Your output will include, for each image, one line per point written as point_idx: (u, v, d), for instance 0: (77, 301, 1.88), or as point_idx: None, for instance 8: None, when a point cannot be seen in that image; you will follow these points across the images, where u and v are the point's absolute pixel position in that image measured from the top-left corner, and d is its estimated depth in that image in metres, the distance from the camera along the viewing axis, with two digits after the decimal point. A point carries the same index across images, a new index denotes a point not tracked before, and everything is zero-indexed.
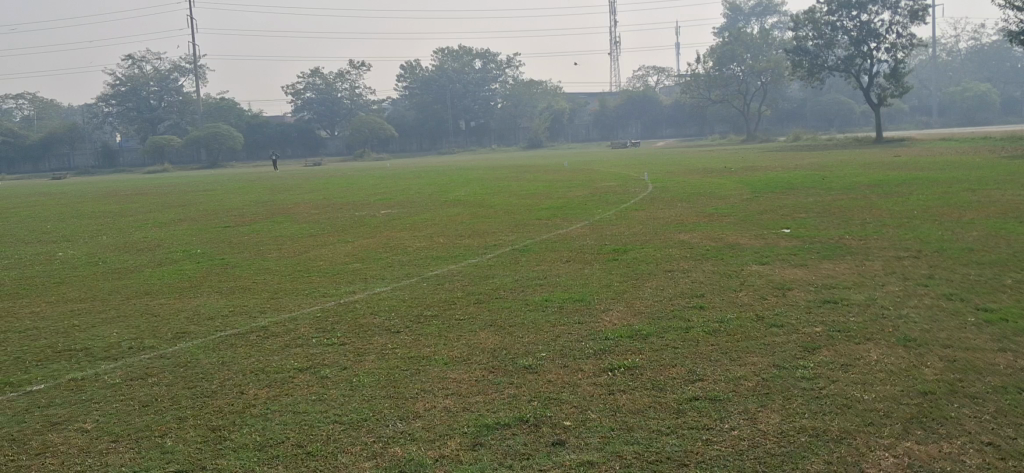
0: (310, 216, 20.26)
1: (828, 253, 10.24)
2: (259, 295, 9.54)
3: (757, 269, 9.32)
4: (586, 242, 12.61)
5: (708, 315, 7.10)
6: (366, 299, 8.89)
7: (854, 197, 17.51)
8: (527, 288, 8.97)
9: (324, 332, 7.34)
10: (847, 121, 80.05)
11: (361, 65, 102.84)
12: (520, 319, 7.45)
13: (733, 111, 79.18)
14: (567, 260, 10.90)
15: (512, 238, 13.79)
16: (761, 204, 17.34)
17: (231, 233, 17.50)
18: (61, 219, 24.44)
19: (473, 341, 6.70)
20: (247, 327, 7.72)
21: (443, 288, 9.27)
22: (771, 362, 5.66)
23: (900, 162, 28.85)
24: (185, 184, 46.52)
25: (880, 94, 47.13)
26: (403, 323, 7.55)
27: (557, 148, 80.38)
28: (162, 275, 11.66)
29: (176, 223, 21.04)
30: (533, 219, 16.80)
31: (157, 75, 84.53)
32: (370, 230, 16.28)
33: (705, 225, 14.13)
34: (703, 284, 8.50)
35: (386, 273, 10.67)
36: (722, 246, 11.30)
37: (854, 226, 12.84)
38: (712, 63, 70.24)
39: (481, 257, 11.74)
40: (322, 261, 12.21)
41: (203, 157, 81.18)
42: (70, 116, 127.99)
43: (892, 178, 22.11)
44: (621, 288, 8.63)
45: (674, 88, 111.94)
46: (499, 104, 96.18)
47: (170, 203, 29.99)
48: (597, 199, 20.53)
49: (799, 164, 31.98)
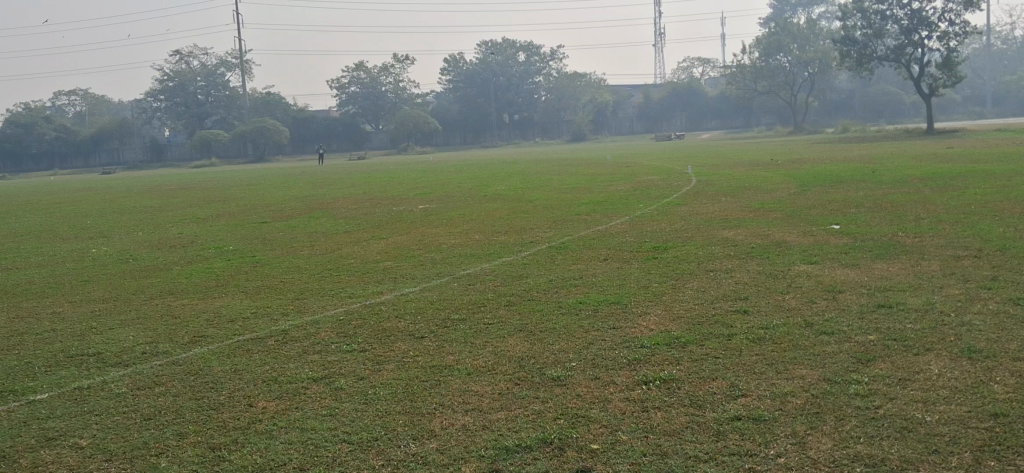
0: (348, 211, 20.01)
1: (881, 252, 9.68)
2: (285, 295, 9.23)
3: (805, 269, 8.80)
4: (625, 239, 12.14)
5: (752, 321, 6.62)
6: (393, 300, 8.52)
7: (906, 191, 16.84)
8: (560, 289, 8.55)
9: (345, 337, 6.98)
10: (897, 112, 78.40)
11: (405, 59, 102.95)
12: (553, 323, 7.03)
13: (780, 103, 77.82)
14: (605, 259, 10.44)
15: (550, 234, 13.38)
16: (809, 198, 16.73)
17: (266, 228, 17.30)
18: (103, 215, 24.51)
19: (501, 348, 6.29)
20: (267, 331, 7.39)
21: (474, 290, 8.87)
22: (822, 376, 5.18)
23: (954, 154, 27.93)
24: (229, 178, 46.74)
25: (932, 84, 45.87)
26: (429, 327, 7.18)
27: (601, 141, 79.69)
28: (190, 274, 11.40)
29: (214, 218, 20.91)
30: (572, 214, 16.35)
31: (203, 70, 85.28)
32: (405, 226, 15.96)
33: (750, 221, 13.60)
34: (748, 286, 8.01)
35: (416, 272, 10.31)
36: (767, 244, 10.78)
37: (908, 222, 12.23)
38: (758, 54, 69.05)
39: (516, 254, 11.32)
40: (353, 258, 11.89)
41: (248, 151, 81.79)
42: (121, 112, 129.90)
43: (946, 171, 21.30)
44: (661, 289, 8.16)
45: (720, 79, 110.42)
46: (542, 96, 95.57)
47: (212, 198, 29.98)
48: (639, 193, 20.04)
49: (849, 156, 31.12)
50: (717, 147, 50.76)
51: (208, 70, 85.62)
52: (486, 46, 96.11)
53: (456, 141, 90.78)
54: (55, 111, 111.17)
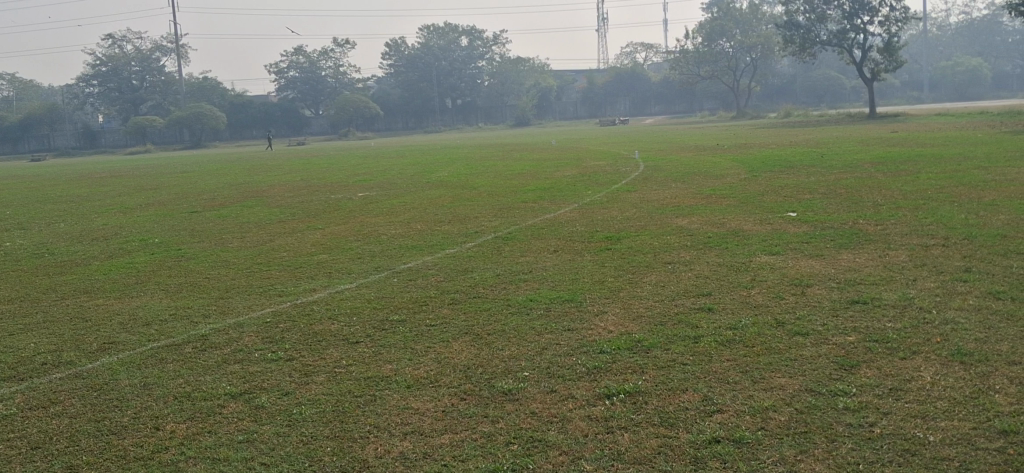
0: (284, 200, 19.16)
1: (843, 241, 9.24)
2: (209, 294, 8.48)
3: (767, 260, 8.31)
4: (575, 228, 11.57)
5: (718, 320, 6.10)
6: (325, 299, 7.81)
7: (857, 176, 16.55)
8: (508, 285, 7.94)
9: (271, 345, 6.28)
10: (837, 96, 79.35)
11: (345, 43, 101.42)
12: (502, 324, 6.40)
13: (722, 87, 78.07)
14: (554, 250, 9.84)
15: (496, 224, 12.77)
16: (760, 184, 16.37)
17: (196, 219, 16.38)
18: (25, 205, 23.33)
19: (444, 355, 5.66)
20: (183, 336, 6.66)
21: (415, 286, 8.20)
22: (804, 385, 4.62)
23: (898, 138, 27.96)
24: (163, 165, 45.35)
25: (873, 69, 46.13)
26: (367, 330, 6.52)
27: (545, 126, 79.34)
28: (109, 270, 10.52)
29: (143, 208, 19.84)
30: (518, 201, 15.76)
31: (137, 54, 82.98)
32: (343, 215, 15.22)
33: (703, 208, 13.16)
34: (710, 280, 7.48)
35: (354, 267, 9.60)
36: (724, 233, 10.29)
37: (866, 208, 11.86)
38: (701, 38, 69.06)
39: (460, 246, 10.67)
40: (286, 251, 11.13)
41: (185, 138, 79.83)
42: (50, 97, 125.87)
43: (894, 155, 21.16)
44: (616, 285, 7.59)
45: (664, 64, 110.65)
46: (486, 81, 94.88)
47: (143, 185, 28.77)
48: (587, 179, 19.55)
49: (795, 140, 31.03)
50: (661, 131, 50.69)
51: (142, 54, 83.31)
52: (429, 30, 95.24)
53: (399, 127, 89.66)
54: None
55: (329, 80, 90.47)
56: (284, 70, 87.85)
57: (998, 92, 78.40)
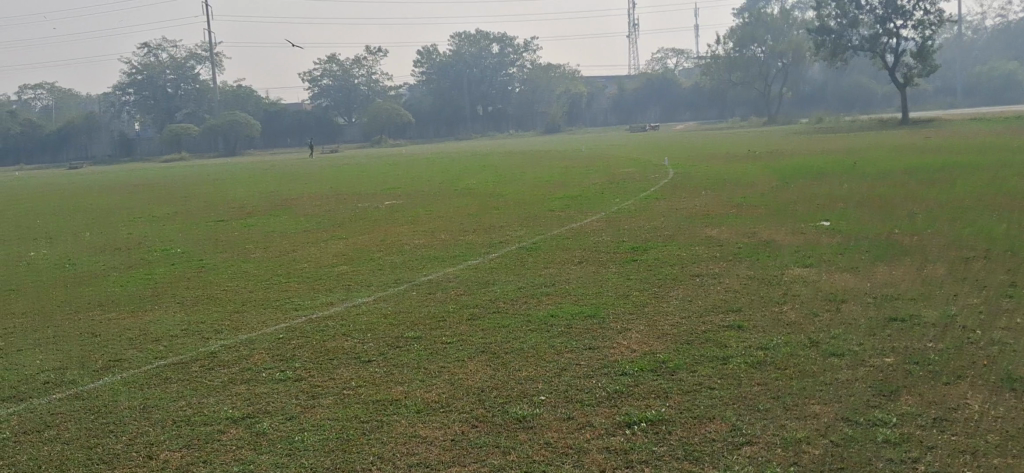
0: (311, 209, 19.02)
1: (879, 253, 8.86)
2: (224, 307, 8.28)
3: (800, 273, 7.96)
4: (602, 238, 11.26)
5: (749, 339, 5.78)
6: (341, 314, 7.57)
7: (893, 184, 16.10)
8: (530, 298, 7.66)
9: (280, 363, 6.05)
10: (871, 103, 78.42)
11: (377, 51, 101.82)
12: (520, 342, 6.12)
13: (754, 94, 77.32)
14: (579, 261, 9.53)
15: (521, 233, 12.48)
16: (793, 192, 15.96)
17: (221, 228, 16.27)
18: (56, 213, 23.43)
19: (458, 376, 5.39)
20: (192, 354, 6.45)
21: (434, 299, 7.94)
22: (840, 413, 4.30)
23: (935, 144, 27.35)
24: (196, 173, 45.58)
25: (907, 74, 45.34)
26: (381, 347, 6.27)
27: (576, 133, 79.01)
28: (127, 282, 10.37)
29: (170, 217, 19.81)
30: (545, 210, 15.47)
31: (172, 63, 83.79)
32: (368, 224, 15.01)
33: (733, 217, 12.81)
34: (740, 295, 7.15)
35: (373, 279, 9.35)
36: (755, 244, 9.93)
37: (902, 218, 11.45)
38: (732, 44, 68.40)
39: (482, 257, 10.40)
40: (306, 262, 10.92)
41: (218, 146, 80.46)
42: (88, 106, 127.46)
43: (931, 162, 20.63)
44: (641, 299, 7.28)
45: (695, 70, 109.98)
46: (516, 89, 94.82)
47: (174, 194, 28.90)
48: (615, 187, 19.23)
49: (827, 147, 30.51)
50: (693, 138, 50.25)
51: (177, 63, 84.04)
52: (460, 37, 95.46)
53: (430, 134, 89.71)
54: (21, 106, 108.94)
55: (362, 88, 90.84)
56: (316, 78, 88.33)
57: None
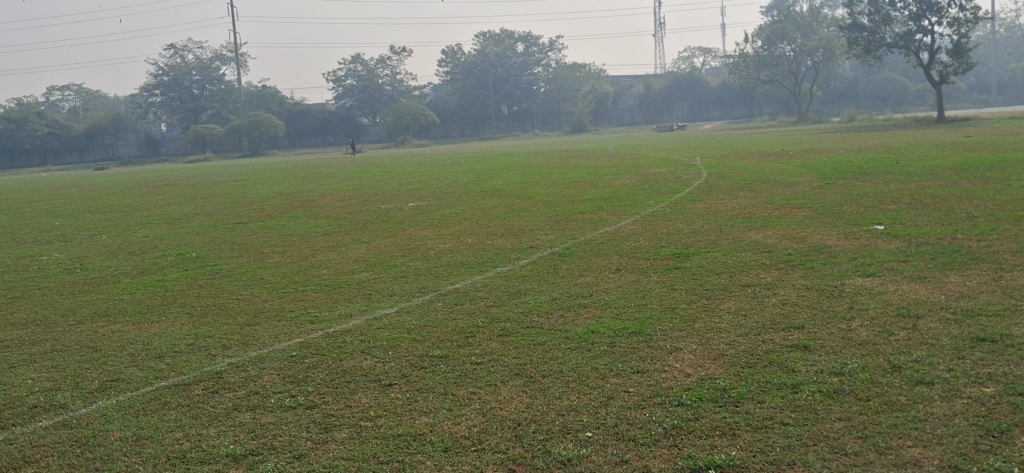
0: (333, 211, 18.47)
1: (947, 260, 8.14)
2: (235, 319, 7.69)
3: (862, 283, 7.28)
4: (638, 243, 10.61)
5: (821, 363, 5.11)
6: (360, 328, 6.94)
7: (942, 184, 15.31)
8: (566, 312, 7.02)
9: (292, 387, 5.42)
10: (902, 101, 77.26)
11: (401, 51, 101.64)
12: (558, 364, 5.47)
13: (783, 92, 76.27)
14: (616, 270, 8.86)
15: (551, 237, 11.84)
16: (835, 193, 15.20)
17: (239, 231, 15.75)
18: (76, 214, 23.08)
19: (490, 406, 4.75)
20: (195, 374, 5.86)
21: (462, 312, 7.30)
22: (945, 462, 3.65)
23: (974, 143, 26.47)
24: (219, 174, 45.35)
25: (942, 72, 44.15)
26: (404, 367, 5.65)
27: (602, 132, 78.17)
28: (137, 289, 9.82)
29: (188, 219, 19.31)
30: (575, 212, 14.82)
31: (198, 63, 83.93)
32: (391, 227, 14.44)
33: (776, 219, 12.12)
34: (801, 309, 6.46)
35: (395, 287, 8.73)
36: (806, 250, 9.24)
37: (961, 221, 10.71)
38: (760, 42, 67.21)
39: (512, 263, 9.74)
40: (326, 269, 10.32)
41: (243, 146, 80.46)
42: (114, 107, 127.82)
43: (977, 160, 19.79)
44: (691, 314, 6.60)
45: (721, 69, 108.89)
46: (542, 88, 94.27)
47: (194, 195, 28.44)
48: (647, 188, 18.59)
49: (863, 145, 29.66)
50: (723, 137, 49.41)
51: (203, 64, 84.16)
52: (485, 37, 95.22)
53: (455, 134, 89.16)
54: (49, 106, 109.61)
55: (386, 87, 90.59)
56: (341, 78, 88.19)
57: None
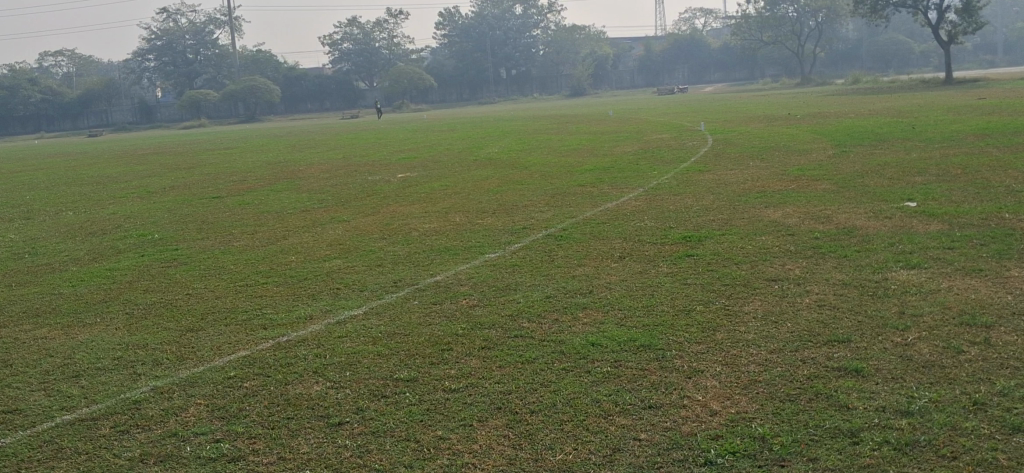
0: (317, 182, 17.45)
1: (1000, 246, 7.08)
2: (178, 323, 6.62)
3: (909, 278, 6.22)
4: (643, 223, 9.50)
5: (880, 397, 4.07)
6: (319, 336, 5.91)
7: (966, 152, 14.22)
8: (562, 316, 5.94)
9: (222, 424, 4.40)
10: (906, 61, 76.20)
11: (398, 13, 99.84)
12: (551, 394, 4.44)
13: (786, 53, 74.92)
14: (619, 257, 7.78)
15: (548, 215, 10.79)
16: (852, 162, 14.09)
17: (214, 206, 14.70)
18: (51, 186, 22.01)
19: (462, 461, 3.73)
20: (109, 404, 4.82)
21: (439, 314, 6.23)
22: None
23: (990, 105, 25.32)
24: (209, 140, 44.08)
25: (951, 32, 42.82)
26: (360, 397, 4.60)
27: (603, 96, 76.80)
28: (81, 280, 8.74)
29: (165, 192, 18.25)
30: (573, 185, 13.75)
31: (191, 28, 82.39)
32: (377, 202, 13.40)
33: (793, 193, 11.09)
34: (843, 315, 5.40)
35: (368, 280, 7.65)
36: (836, 233, 8.16)
37: (1002, 197, 9.63)
38: (763, 3, 65.38)
39: (502, 249, 8.64)
40: (295, 254, 9.25)
41: (238, 111, 79.17)
42: (108, 72, 125.84)
43: (999, 124, 18.69)
44: (710, 319, 5.54)
45: (724, 29, 107.31)
46: (540, 51, 92.76)
47: (180, 164, 27.35)
48: (651, 156, 17.54)
49: (874, 108, 28.56)
50: (726, 99, 48.16)
51: (197, 28, 82.71)
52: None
53: (452, 98, 87.50)
54: (41, 73, 107.98)
55: (383, 51, 88.99)
56: (337, 42, 86.66)
57: None
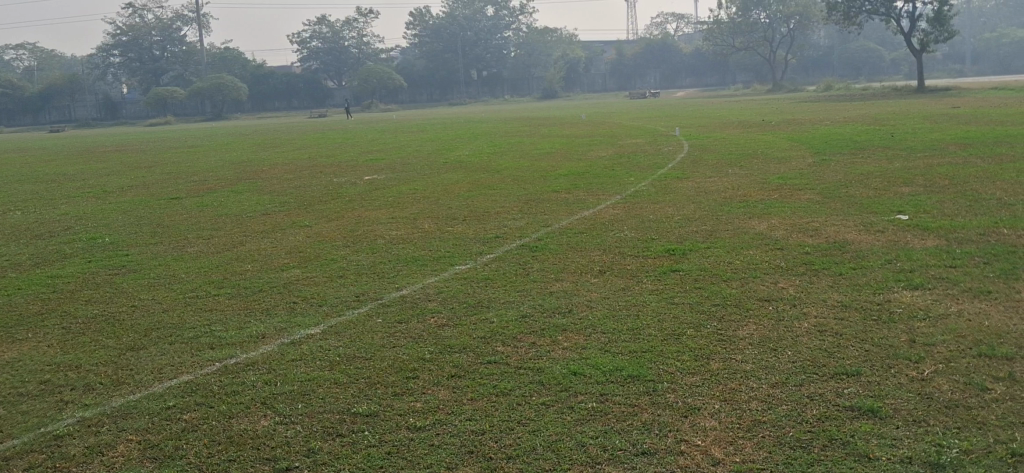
0: (281, 184, 16.83)
1: (1003, 265, 6.66)
2: (116, 340, 6.00)
3: (913, 301, 5.76)
4: (622, 233, 9.02)
5: (904, 445, 3.61)
6: (272, 360, 5.35)
7: (950, 162, 13.88)
8: (539, 339, 5.41)
9: (155, 469, 3.83)
10: (876, 69, 76.57)
11: (369, 13, 98.95)
12: (530, 436, 3.91)
13: (757, 59, 75.10)
14: (599, 271, 7.29)
15: (521, 223, 10.28)
16: (835, 172, 13.69)
17: (171, 208, 14.04)
18: (3, 184, 21.20)
19: None
20: (26, 440, 4.22)
21: (405, 335, 5.69)
22: None
23: (966, 114, 25.10)
24: (173, 138, 43.12)
25: (922, 41, 42.86)
26: (314, 436, 4.04)
27: (575, 99, 76.41)
28: (17, 289, 8.07)
29: (122, 192, 17.52)
30: (547, 191, 13.27)
31: (158, 24, 81.02)
32: (343, 206, 12.82)
33: (776, 203, 10.68)
34: (849, 343, 4.93)
35: (328, 293, 7.08)
36: (826, 248, 7.71)
37: (996, 210, 9.24)
38: (735, 8, 65.47)
39: (474, 260, 8.11)
40: (251, 262, 8.65)
41: (206, 109, 78.07)
42: (71, 67, 123.52)
43: (978, 134, 18.46)
44: (702, 346, 5.05)
45: (696, 35, 107.51)
46: (512, 53, 92.33)
47: (139, 163, 26.53)
48: (626, 162, 17.09)
49: (849, 116, 28.38)
50: (698, 104, 47.90)
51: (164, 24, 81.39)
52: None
53: (422, 99, 86.84)
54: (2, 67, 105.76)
55: (353, 50, 88.19)
56: (307, 40, 85.71)
57: None
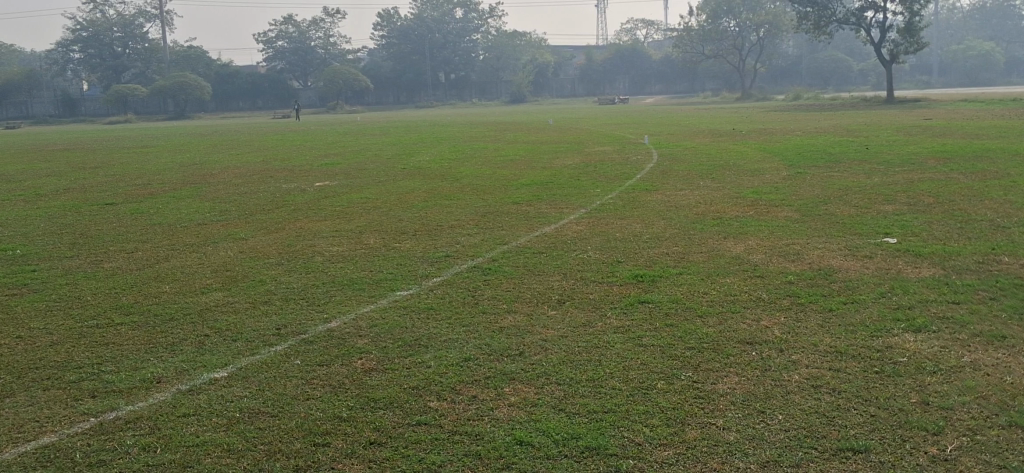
0: (225, 189, 15.79)
1: (1014, 301, 5.88)
2: None
3: (917, 348, 4.95)
4: (585, 255, 8.18)
5: None
6: (158, 414, 4.44)
7: (930, 177, 13.19)
8: (482, 391, 4.54)
9: None
10: (844, 79, 76.49)
11: (336, 13, 97.48)
12: None
13: (726, 68, 74.81)
14: (558, 301, 6.43)
15: (475, 240, 9.40)
16: (811, 186, 12.96)
17: (101, 215, 13.00)
18: None
19: None
20: None
21: (324, 383, 4.79)
22: None
23: (940, 126, 24.57)
24: (128, 137, 41.70)
25: (892, 51, 42.44)
26: None
27: (543, 104, 75.60)
28: None
29: (55, 195, 16.40)
30: (507, 203, 12.41)
31: (120, 20, 79.31)
32: (286, 216, 11.90)
33: (752, 221, 9.89)
34: (851, 405, 4.11)
35: (245, 325, 6.14)
36: (811, 276, 6.92)
37: (989, 233, 8.51)
38: (704, 16, 65.06)
39: (418, 285, 7.21)
40: (168, 283, 7.69)
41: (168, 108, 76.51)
42: (30, 62, 120.72)
43: (955, 148, 17.87)
44: (678, 405, 4.21)
45: (665, 42, 107.28)
46: (481, 55, 91.51)
47: (85, 163, 25.32)
48: (592, 170, 16.28)
49: (820, 125, 27.79)
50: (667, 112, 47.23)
51: (126, 20, 79.69)
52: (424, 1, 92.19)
53: (389, 100, 85.69)
54: None
55: (320, 51, 86.84)
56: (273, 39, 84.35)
57: (1008, 79, 75.34)
